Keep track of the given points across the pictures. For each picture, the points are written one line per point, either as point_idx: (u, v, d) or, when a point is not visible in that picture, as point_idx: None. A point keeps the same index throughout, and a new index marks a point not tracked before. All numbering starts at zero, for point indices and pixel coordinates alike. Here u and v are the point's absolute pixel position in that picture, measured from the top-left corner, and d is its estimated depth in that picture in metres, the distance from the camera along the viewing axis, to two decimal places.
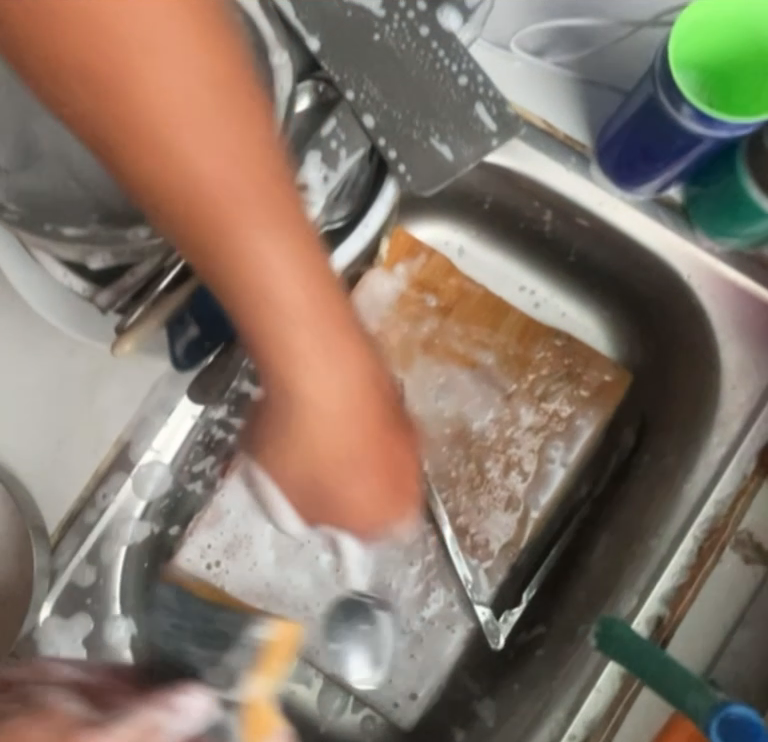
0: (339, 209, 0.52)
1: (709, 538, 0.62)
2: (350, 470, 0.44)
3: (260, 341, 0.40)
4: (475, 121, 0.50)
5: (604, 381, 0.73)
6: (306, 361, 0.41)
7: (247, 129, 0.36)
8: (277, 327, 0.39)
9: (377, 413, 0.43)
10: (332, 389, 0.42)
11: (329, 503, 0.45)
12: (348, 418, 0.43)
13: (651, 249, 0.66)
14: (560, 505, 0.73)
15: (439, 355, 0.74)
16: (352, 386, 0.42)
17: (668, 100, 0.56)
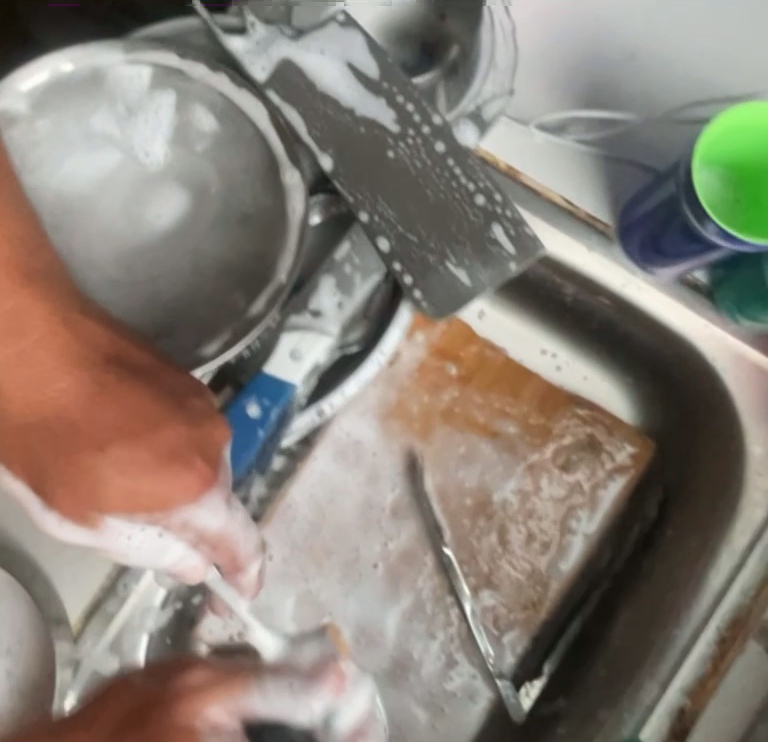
0: (354, 332, 0.51)
1: (731, 628, 0.62)
2: (119, 460, 0.43)
3: (16, 383, 0.44)
4: (492, 243, 0.49)
5: (626, 451, 0.72)
6: (65, 388, 0.44)
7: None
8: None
9: (126, 408, 0.44)
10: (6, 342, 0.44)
11: (86, 494, 0.43)
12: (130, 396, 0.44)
13: (675, 331, 0.65)
14: (582, 577, 0.72)
15: (459, 424, 0.73)
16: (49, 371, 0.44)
17: (693, 216, 0.53)
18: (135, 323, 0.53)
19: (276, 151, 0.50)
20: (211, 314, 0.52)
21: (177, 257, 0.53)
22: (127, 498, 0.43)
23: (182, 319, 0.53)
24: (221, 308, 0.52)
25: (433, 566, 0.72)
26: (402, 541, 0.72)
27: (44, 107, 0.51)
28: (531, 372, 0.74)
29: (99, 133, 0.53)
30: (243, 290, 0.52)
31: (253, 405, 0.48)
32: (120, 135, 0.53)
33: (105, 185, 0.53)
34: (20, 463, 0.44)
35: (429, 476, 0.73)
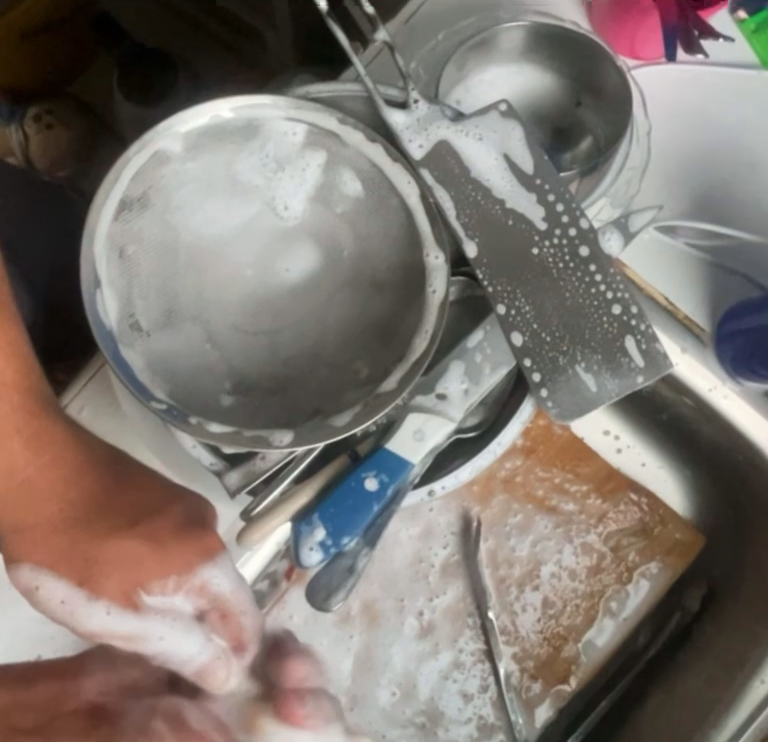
0: (471, 417, 0.52)
1: (767, 740, 0.63)
2: (123, 552, 0.48)
3: (32, 498, 0.50)
4: (623, 353, 0.50)
5: (675, 541, 0.73)
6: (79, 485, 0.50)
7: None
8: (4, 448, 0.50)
9: (131, 501, 0.50)
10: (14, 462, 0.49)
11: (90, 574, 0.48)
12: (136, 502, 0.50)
13: (755, 438, 0.66)
14: (617, 657, 0.73)
15: (518, 493, 0.74)
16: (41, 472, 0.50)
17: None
18: (252, 375, 0.52)
19: (422, 228, 0.50)
20: (329, 380, 0.51)
21: (301, 314, 0.53)
22: (145, 576, 0.47)
23: (299, 379, 0.52)
24: (340, 372, 0.51)
25: (475, 629, 0.73)
26: (447, 599, 0.73)
27: (195, 151, 0.50)
28: (593, 452, 0.75)
29: (243, 181, 0.52)
30: (367, 360, 0.51)
31: (371, 477, 0.49)
32: (264, 185, 0.53)
33: (239, 233, 0.53)
34: (51, 570, 0.49)
35: (483, 541, 0.73)
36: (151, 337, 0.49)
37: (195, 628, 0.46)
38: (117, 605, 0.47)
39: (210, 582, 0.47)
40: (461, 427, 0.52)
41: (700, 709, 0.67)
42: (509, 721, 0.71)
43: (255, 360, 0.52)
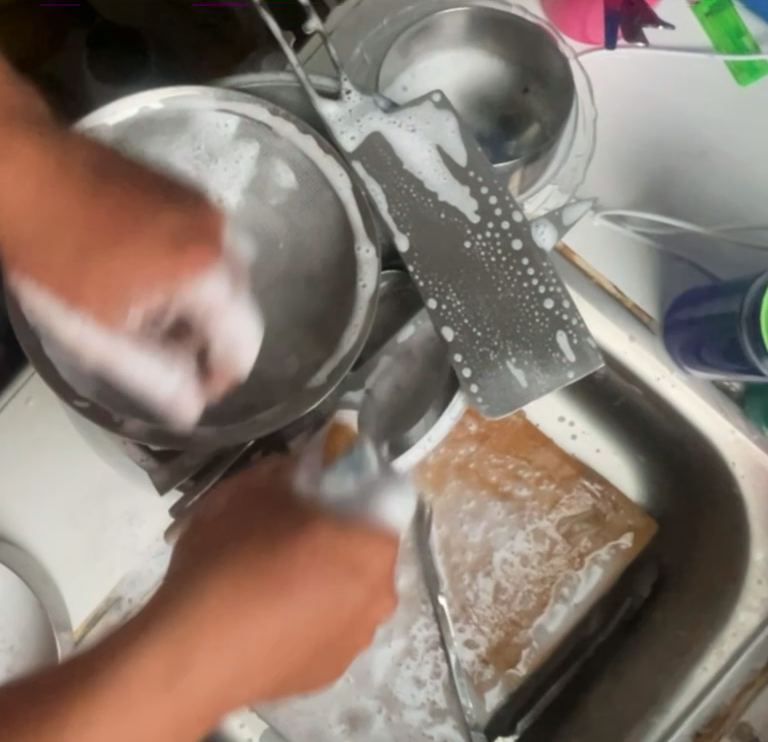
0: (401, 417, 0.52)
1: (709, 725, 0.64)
2: (130, 248, 0.43)
3: (46, 231, 0.44)
4: (553, 349, 0.50)
5: (627, 528, 0.74)
6: (95, 225, 0.44)
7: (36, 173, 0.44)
8: (55, 234, 0.44)
9: (128, 219, 0.43)
10: (130, 281, 0.43)
11: (103, 289, 0.43)
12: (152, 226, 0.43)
13: (703, 429, 0.66)
14: (567, 641, 0.74)
15: (472, 479, 0.74)
16: (145, 250, 0.43)
17: (751, 349, 0.55)
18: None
19: (354, 221, 0.49)
20: (261, 371, 0.50)
21: None
22: (153, 277, 0.43)
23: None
24: (272, 365, 0.50)
25: (430, 616, 0.73)
26: (401, 586, 0.73)
27: (123, 141, 0.50)
28: (547, 438, 0.75)
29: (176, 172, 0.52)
30: (297, 354, 0.51)
31: None
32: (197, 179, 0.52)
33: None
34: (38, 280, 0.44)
35: (436, 526, 0.74)
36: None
37: (170, 366, 0.44)
38: (92, 317, 0.43)
39: (227, 331, 0.44)
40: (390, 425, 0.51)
41: (646, 696, 0.68)
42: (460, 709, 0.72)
43: None
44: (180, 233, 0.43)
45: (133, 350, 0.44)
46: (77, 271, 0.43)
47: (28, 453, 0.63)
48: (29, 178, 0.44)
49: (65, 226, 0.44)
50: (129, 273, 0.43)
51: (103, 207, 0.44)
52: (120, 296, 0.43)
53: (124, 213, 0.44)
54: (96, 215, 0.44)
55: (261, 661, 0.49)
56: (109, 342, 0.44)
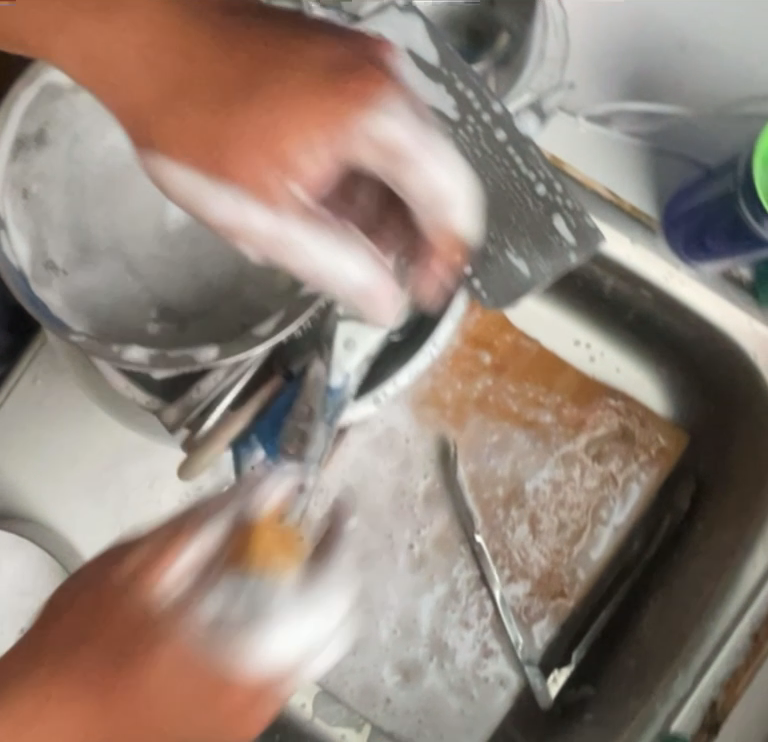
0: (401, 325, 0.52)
1: (766, 623, 0.62)
2: (302, 113, 0.41)
3: (134, 79, 0.42)
4: (552, 234, 0.50)
5: (660, 444, 0.72)
6: (205, 62, 0.41)
7: (165, 45, 0.41)
8: (180, 90, 0.41)
9: (244, 60, 0.41)
10: (281, 139, 0.41)
11: (278, 156, 0.41)
12: (293, 85, 0.41)
13: (721, 324, 0.64)
14: (611, 566, 0.72)
15: (493, 412, 0.73)
16: (304, 117, 0.41)
17: (750, 213, 0.53)
18: (175, 301, 0.53)
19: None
20: (253, 295, 0.52)
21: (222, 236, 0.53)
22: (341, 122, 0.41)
23: (220, 300, 0.53)
24: (265, 286, 0.52)
25: (469, 557, 0.72)
26: (435, 529, 0.73)
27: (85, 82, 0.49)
28: (565, 363, 0.74)
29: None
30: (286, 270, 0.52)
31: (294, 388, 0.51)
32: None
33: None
34: (155, 148, 0.42)
35: (464, 465, 0.73)
36: (68, 277, 0.50)
37: (358, 249, 0.41)
38: (254, 197, 0.41)
39: (432, 175, 0.42)
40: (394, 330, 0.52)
41: (698, 605, 0.66)
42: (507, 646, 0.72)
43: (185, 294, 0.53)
44: (327, 66, 0.42)
45: (266, 208, 0.41)
46: (253, 130, 0.41)
47: (44, 426, 0.63)
48: (180, 53, 0.41)
49: (146, 105, 0.41)
50: (288, 125, 0.41)
51: (260, 56, 0.42)
52: (286, 153, 0.41)
53: (255, 87, 0.41)
54: (238, 61, 0.41)
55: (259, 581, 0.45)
56: (278, 221, 0.41)
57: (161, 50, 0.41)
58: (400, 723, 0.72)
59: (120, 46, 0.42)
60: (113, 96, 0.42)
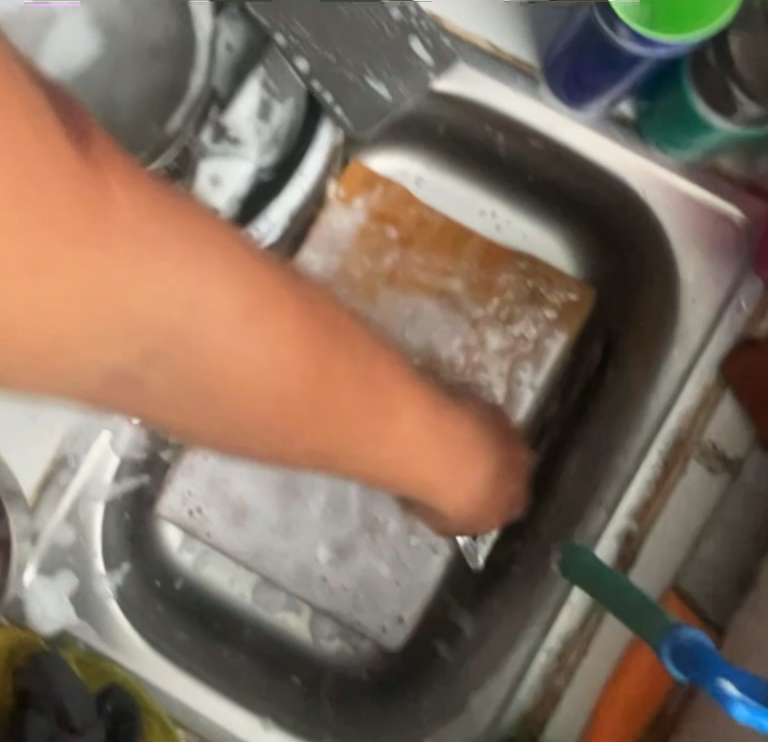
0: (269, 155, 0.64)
1: (673, 450, 0.63)
2: (251, 327, 0.44)
3: (98, 317, 0.39)
4: None
5: (569, 301, 0.73)
6: (181, 281, 0.41)
7: (182, 263, 0.41)
8: (186, 291, 0.41)
9: (196, 277, 0.41)
10: (216, 313, 0.42)
11: (213, 381, 0.44)
12: (220, 301, 0.42)
13: (608, 167, 0.66)
14: (532, 423, 0.74)
15: (403, 287, 0.74)
16: (233, 305, 0.43)
17: (603, 22, 0.55)
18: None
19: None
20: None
21: None
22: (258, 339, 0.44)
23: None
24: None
25: None
26: None
27: None
28: (470, 232, 0.74)
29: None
30: None
31: None
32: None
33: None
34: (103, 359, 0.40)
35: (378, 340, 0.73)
36: None
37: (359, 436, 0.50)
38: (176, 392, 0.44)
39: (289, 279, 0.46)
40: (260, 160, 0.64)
41: (609, 444, 0.67)
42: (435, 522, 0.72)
43: None
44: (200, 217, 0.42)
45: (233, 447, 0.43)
46: (201, 295, 0.42)
47: None
48: (173, 232, 0.41)
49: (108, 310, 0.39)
50: (242, 336, 0.44)
51: (201, 229, 0.42)
52: (225, 364, 0.44)
53: (196, 267, 0.41)
54: (197, 226, 0.42)
55: (248, 360, 0.44)
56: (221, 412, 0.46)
57: (169, 236, 0.40)
58: (336, 600, 0.73)
59: (137, 280, 0.39)
60: (49, 281, 0.36)
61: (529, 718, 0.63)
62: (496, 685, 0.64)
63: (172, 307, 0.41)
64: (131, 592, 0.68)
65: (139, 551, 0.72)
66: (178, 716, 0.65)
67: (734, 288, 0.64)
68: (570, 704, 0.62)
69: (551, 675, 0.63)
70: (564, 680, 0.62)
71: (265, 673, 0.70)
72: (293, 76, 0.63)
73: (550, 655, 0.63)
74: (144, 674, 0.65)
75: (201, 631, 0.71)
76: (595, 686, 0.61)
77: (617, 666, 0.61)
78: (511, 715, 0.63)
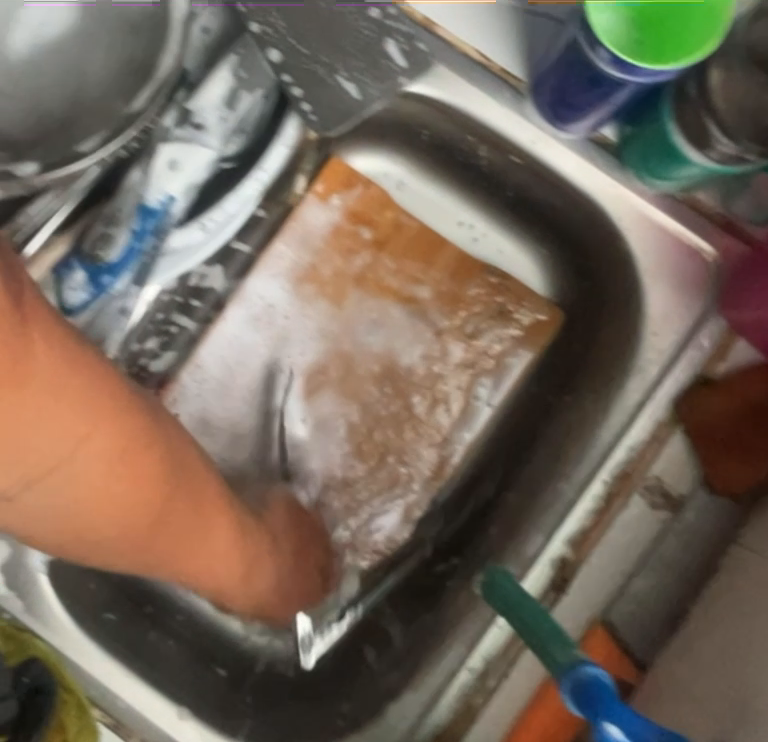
0: (232, 144, 0.56)
1: (617, 481, 0.63)
2: (122, 485, 0.48)
3: (1, 398, 0.41)
4: (383, 56, 0.49)
5: (534, 320, 0.73)
6: (71, 386, 0.44)
7: (84, 439, 0.45)
8: (46, 451, 0.44)
9: (95, 441, 0.46)
10: (103, 471, 0.47)
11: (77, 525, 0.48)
12: (96, 468, 0.47)
13: (584, 190, 0.65)
14: (486, 441, 0.74)
15: (371, 290, 0.73)
16: (106, 445, 0.47)
17: (586, 44, 0.53)
18: (8, 128, 0.52)
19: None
20: (87, 123, 0.52)
21: (62, 67, 0.53)
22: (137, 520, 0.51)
23: (54, 130, 0.52)
24: (100, 117, 0.52)
25: (345, 435, 0.72)
26: (321, 411, 0.72)
27: None
28: (445, 241, 0.73)
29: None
30: (125, 98, 0.52)
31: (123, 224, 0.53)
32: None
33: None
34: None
35: (340, 341, 0.73)
36: None
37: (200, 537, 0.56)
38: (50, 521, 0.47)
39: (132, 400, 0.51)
40: (222, 156, 0.56)
41: (557, 469, 0.66)
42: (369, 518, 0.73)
43: (24, 124, 0.52)
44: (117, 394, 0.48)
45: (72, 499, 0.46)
46: (82, 466, 0.46)
47: None
48: (106, 432, 0.47)
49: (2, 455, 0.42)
50: (118, 481, 0.48)
51: (95, 397, 0.46)
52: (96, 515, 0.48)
53: (92, 434, 0.46)
54: (99, 386, 0.47)
55: (106, 491, 0.48)
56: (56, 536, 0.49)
57: (52, 421, 0.43)
58: None
59: (34, 405, 0.43)
60: None
61: (442, 736, 0.62)
62: (418, 698, 0.64)
63: (30, 455, 0.43)
64: (64, 563, 0.67)
65: None
66: (96, 696, 0.65)
67: (697, 326, 0.63)
68: (486, 727, 0.61)
69: (470, 694, 0.62)
70: (483, 703, 0.62)
71: (191, 662, 0.70)
72: (264, 63, 0.54)
73: (472, 673, 0.63)
74: (67, 650, 0.65)
75: (131, 613, 0.70)
76: (510, 711, 0.61)
77: (535, 694, 0.61)
78: (425, 730, 0.63)
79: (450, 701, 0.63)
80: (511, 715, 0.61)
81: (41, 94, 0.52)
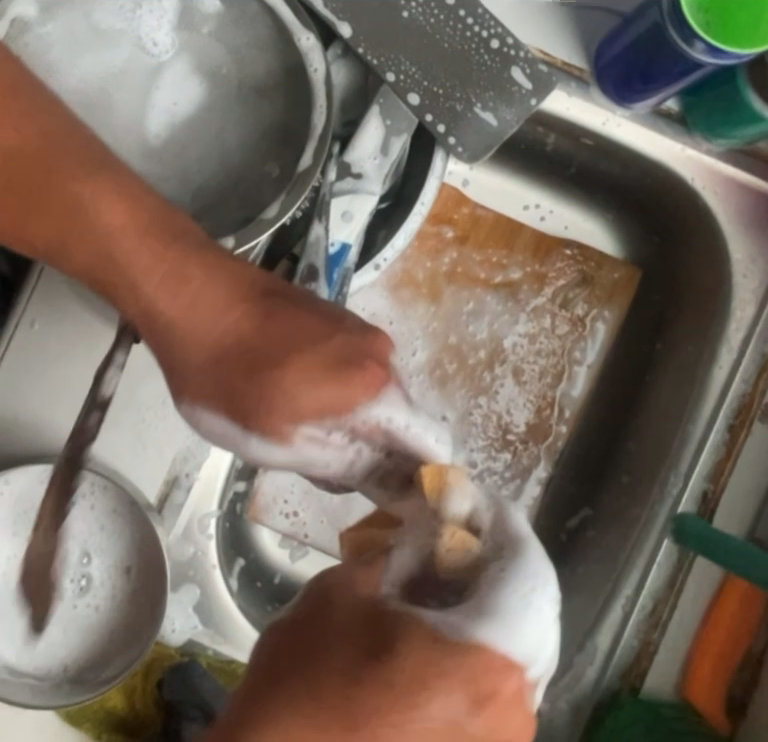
0: (385, 188, 0.56)
1: (738, 416, 0.71)
2: (169, 287, 0.44)
3: (51, 216, 0.45)
4: (511, 83, 0.54)
5: (615, 280, 0.78)
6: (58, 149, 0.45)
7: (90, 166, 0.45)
8: (103, 255, 0.45)
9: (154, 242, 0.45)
10: (171, 299, 0.44)
11: (276, 400, 0.43)
12: (130, 254, 0.45)
13: (657, 160, 0.71)
14: (592, 400, 0.78)
15: (463, 282, 0.77)
16: (128, 235, 0.45)
17: (678, 37, 0.60)
18: (172, 209, 0.55)
19: (285, 20, 0.53)
20: (246, 190, 0.55)
21: (204, 142, 0.56)
22: (297, 382, 0.43)
23: (213, 201, 0.55)
24: (254, 181, 0.55)
25: (476, 422, 0.76)
26: (455, 408, 0.76)
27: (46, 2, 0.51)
28: (520, 224, 0.78)
29: (106, 28, 0.54)
30: (275, 161, 0.55)
31: (322, 274, 0.52)
32: (127, 27, 0.54)
33: (119, 80, 0.55)
34: (174, 355, 0.44)
35: (446, 334, 0.77)
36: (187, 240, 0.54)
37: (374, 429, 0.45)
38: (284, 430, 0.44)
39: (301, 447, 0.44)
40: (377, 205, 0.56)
41: (675, 414, 0.74)
42: (513, 494, 0.77)
43: (179, 197, 0.55)
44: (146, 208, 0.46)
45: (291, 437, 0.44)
46: (146, 295, 0.45)
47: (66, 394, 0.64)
48: (106, 198, 0.45)
49: (107, 273, 0.45)
50: (176, 304, 0.44)
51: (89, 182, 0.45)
52: (302, 405, 0.43)
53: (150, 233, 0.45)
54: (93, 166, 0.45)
55: (133, 278, 0.45)
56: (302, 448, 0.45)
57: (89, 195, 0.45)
58: None
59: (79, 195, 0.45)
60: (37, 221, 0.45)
61: (629, 673, 0.70)
62: (606, 637, 0.71)
63: (132, 299, 0.45)
64: (248, 599, 0.72)
65: (238, 543, 0.74)
66: None
67: None
68: (671, 656, 0.70)
69: (647, 630, 0.70)
70: (659, 636, 0.70)
71: None
72: (405, 108, 0.54)
73: (645, 611, 0.71)
74: None
75: None
76: (688, 631, 0.70)
77: (704, 616, 0.70)
78: (613, 671, 0.70)
79: (631, 641, 0.70)
80: (688, 636, 0.70)
81: (189, 167, 0.56)
